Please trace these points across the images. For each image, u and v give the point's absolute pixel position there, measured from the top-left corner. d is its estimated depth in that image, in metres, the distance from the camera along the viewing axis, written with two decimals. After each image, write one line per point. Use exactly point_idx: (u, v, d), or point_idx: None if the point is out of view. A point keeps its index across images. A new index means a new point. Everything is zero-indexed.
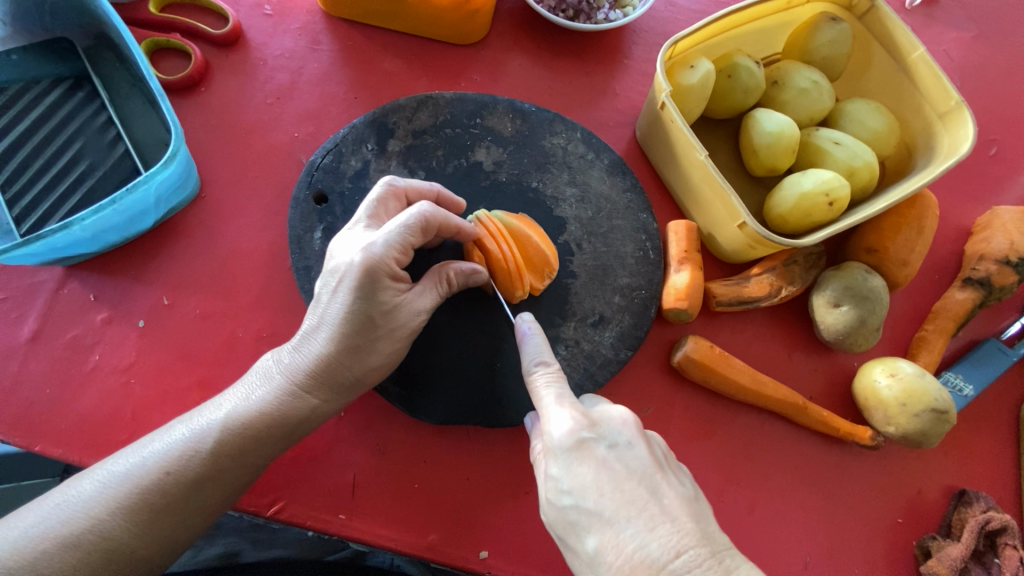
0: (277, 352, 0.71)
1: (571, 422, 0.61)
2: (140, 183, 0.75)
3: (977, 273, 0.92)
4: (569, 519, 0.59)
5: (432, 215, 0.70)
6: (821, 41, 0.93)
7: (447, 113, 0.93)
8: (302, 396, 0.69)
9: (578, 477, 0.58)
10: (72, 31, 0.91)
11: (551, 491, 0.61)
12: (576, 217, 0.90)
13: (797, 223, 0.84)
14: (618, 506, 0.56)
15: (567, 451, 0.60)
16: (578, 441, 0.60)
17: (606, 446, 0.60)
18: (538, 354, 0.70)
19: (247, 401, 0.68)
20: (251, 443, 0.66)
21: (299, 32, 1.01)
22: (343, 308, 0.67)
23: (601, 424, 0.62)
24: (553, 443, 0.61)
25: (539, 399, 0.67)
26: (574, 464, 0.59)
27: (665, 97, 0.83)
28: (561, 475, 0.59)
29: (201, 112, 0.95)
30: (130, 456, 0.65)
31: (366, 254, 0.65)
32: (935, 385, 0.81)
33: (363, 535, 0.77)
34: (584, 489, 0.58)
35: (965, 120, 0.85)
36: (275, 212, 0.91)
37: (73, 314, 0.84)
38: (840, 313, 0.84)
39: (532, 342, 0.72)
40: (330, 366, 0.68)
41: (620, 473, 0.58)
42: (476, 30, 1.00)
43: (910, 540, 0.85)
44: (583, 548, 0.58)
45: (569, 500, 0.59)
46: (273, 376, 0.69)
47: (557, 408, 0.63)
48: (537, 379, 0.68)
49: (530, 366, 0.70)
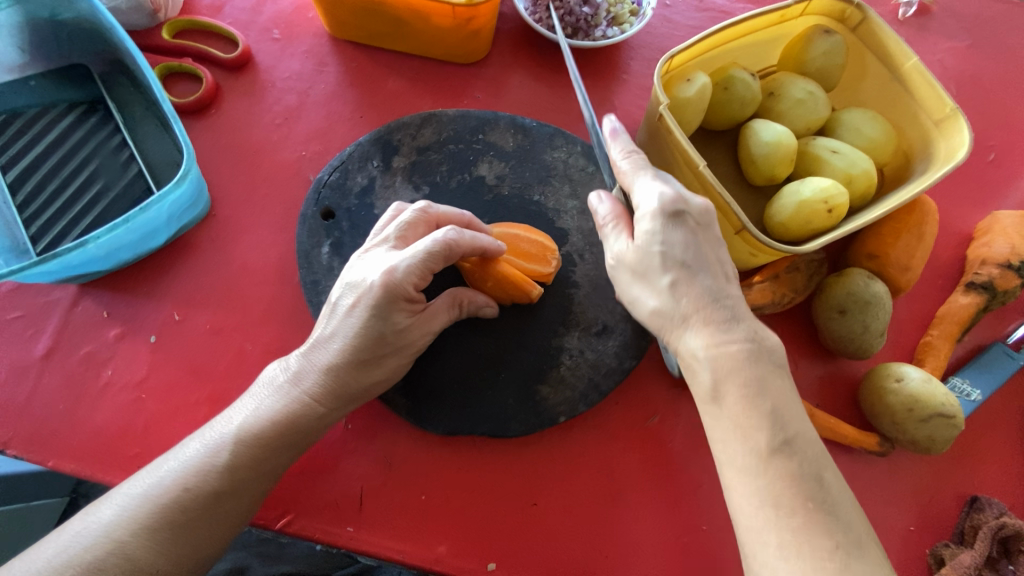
0: (283, 362, 0.73)
1: (672, 193, 0.67)
2: (153, 202, 0.77)
3: (980, 278, 0.92)
4: (653, 261, 0.66)
5: (458, 240, 0.71)
6: (815, 53, 0.95)
7: (451, 130, 0.95)
8: (310, 404, 0.69)
9: (670, 233, 0.66)
10: (89, 58, 0.95)
11: (640, 246, 0.67)
12: (577, 228, 0.92)
13: (797, 230, 0.85)
14: (698, 259, 0.66)
15: (664, 214, 0.66)
16: (677, 207, 0.66)
17: (695, 220, 0.67)
18: (626, 145, 0.74)
19: (257, 412, 0.69)
20: (264, 453, 0.67)
21: (306, 55, 1.04)
22: (353, 321, 0.68)
23: (691, 203, 0.68)
24: (655, 210, 0.66)
25: (630, 179, 0.71)
26: (670, 226, 0.66)
27: (662, 110, 0.85)
28: (654, 232, 0.66)
29: (212, 133, 0.98)
30: (147, 477, 0.65)
31: (386, 275, 0.68)
32: (943, 390, 0.81)
33: (371, 548, 0.77)
34: (675, 239, 0.66)
35: (961, 126, 0.86)
36: (283, 229, 0.93)
37: (87, 331, 0.86)
38: (843, 319, 0.84)
39: (619, 137, 0.75)
40: (338, 377, 0.69)
41: (702, 242, 0.67)
42: (477, 49, 1.03)
43: (923, 548, 0.84)
44: (658, 286, 0.66)
45: (657, 248, 0.66)
46: (280, 386, 0.71)
47: (655, 183, 0.69)
48: (625, 163, 0.73)
49: (620, 155, 0.74)
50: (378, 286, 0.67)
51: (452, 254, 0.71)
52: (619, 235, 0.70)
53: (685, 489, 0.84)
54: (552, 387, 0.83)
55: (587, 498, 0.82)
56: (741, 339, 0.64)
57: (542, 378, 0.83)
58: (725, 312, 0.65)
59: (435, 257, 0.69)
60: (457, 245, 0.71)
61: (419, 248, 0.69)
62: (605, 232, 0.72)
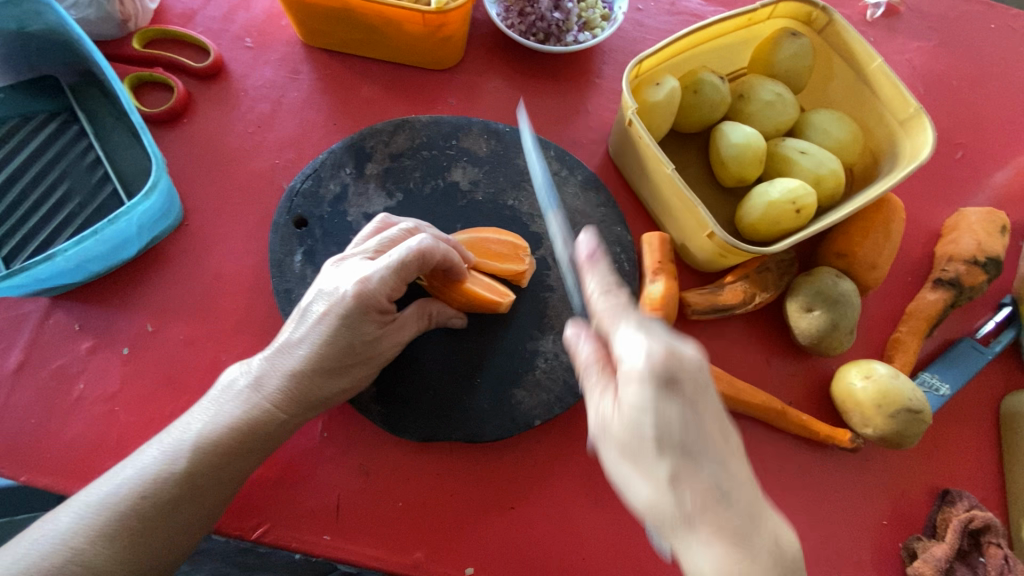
0: (245, 365, 0.73)
1: (664, 349, 0.54)
2: (122, 213, 0.77)
3: (947, 274, 0.93)
4: (644, 441, 0.53)
5: (433, 251, 0.71)
6: (783, 56, 0.97)
7: (424, 136, 0.95)
8: (273, 410, 0.69)
9: (665, 405, 0.53)
10: (59, 69, 0.94)
11: (630, 418, 0.54)
12: (551, 232, 0.92)
13: (767, 230, 0.86)
14: (700, 441, 0.53)
15: (653, 381, 0.53)
16: (671, 369, 0.53)
17: (693, 385, 0.54)
18: (601, 279, 0.63)
19: (216, 418, 0.69)
20: (224, 461, 0.67)
21: (279, 63, 1.04)
22: (321, 329, 0.68)
23: (689, 361, 0.55)
24: (644, 373, 0.53)
25: (613, 324, 0.59)
26: (663, 398, 0.53)
27: (631, 114, 0.86)
28: (644, 405, 0.53)
29: (184, 143, 0.97)
30: (105, 484, 0.65)
31: (360, 286, 0.68)
32: (909, 385, 0.82)
33: (348, 555, 0.78)
34: (670, 416, 0.53)
35: (925, 126, 0.88)
36: (258, 238, 0.93)
37: (58, 344, 0.85)
38: (812, 317, 0.85)
39: (597, 262, 0.64)
40: (303, 385, 0.70)
41: (705, 416, 0.54)
42: (450, 55, 1.03)
43: (896, 542, 0.85)
44: (654, 476, 0.53)
45: (648, 428, 0.53)
46: (241, 390, 0.70)
47: (643, 332, 0.56)
48: (602, 305, 0.61)
49: (596, 291, 0.63)
50: (350, 296, 0.67)
51: (426, 264, 0.71)
52: (605, 395, 0.58)
53: None
54: (527, 390, 0.83)
55: (564, 500, 0.83)
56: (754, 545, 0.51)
57: (517, 381, 0.84)
58: (734, 509, 0.52)
59: (409, 269, 0.69)
60: (432, 257, 0.71)
61: (394, 260, 0.69)
62: (589, 387, 0.60)
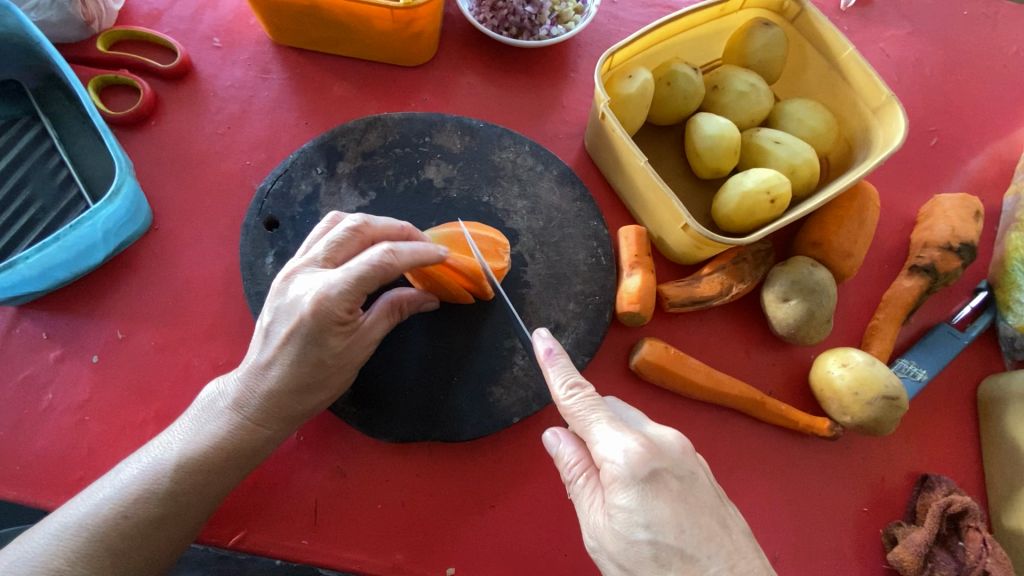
0: (221, 384, 0.71)
1: (639, 451, 0.57)
2: (84, 218, 0.76)
3: (922, 260, 0.94)
4: (641, 554, 0.56)
5: (394, 261, 0.68)
6: (756, 46, 0.97)
7: (397, 134, 0.94)
8: (254, 428, 0.69)
9: (653, 510, 0.56)
10: (20, 73, 0.92)
11: (623, 528, 0.57)
12: (527, 227, 0.91)
13: (742, 221, 0.86)
14: (697, 543, 0.56)
15: (638, 482, 0.56)
16: (649, 471, 0.56)
17: (676, 478, 0.58)
18: (568, 375, 0.65)
19: (196, 437, 0.68)
20: (208, 477, 0.67)
21: (248, 63, 1.02)
22: (288, 348, 0.67)
23: (666, 454, 0.59)
24: (626, 474, 0.56)
25: (584, 426, 0.62)
26: (650, 497, 0.56)
27: (604, 107, 0.85)
28: (636, 507, 0.56)
29: (153, 146, 0.96)
30: (82, 504, 0.63)
31: (317, 301, 0.64)
32: (886, 372, 0.83)
33: (328, 559, 0.77)
34: (661, 523, 0.55)
35: (897, 113, 0.88)
36: (230, 241, 0.92)
37: (26, 354, 0.83)
38: (789, 307, 0.85)
39: (556, 363, 0.67)
40: (279, 400, 0.69)
41: (695, 509, 0.57)
42: (422, 51, 1.02)
43: (877, 529, 0.85)
44: None
45: (641, 533, 0.56)
46: (221, 411, 0.69)
47: (616, 435, 0.59)
48: (573, 405, 0.63)
49: (562, 389, 0.64)
50: (309, 312, 0.64)
51: (388, 276, 0.68)
52: (595, 501, 0.60)
53: None
54: (505, 387, 0.83)
55: (545, 496, 0.82)
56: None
57: (495, 379, 0.83)
58: None
59: (369, 280, 0.66)
60: (393, 266, 0.68)
61: (351, 272, 0.65)
62: (577, 496, 0.63)
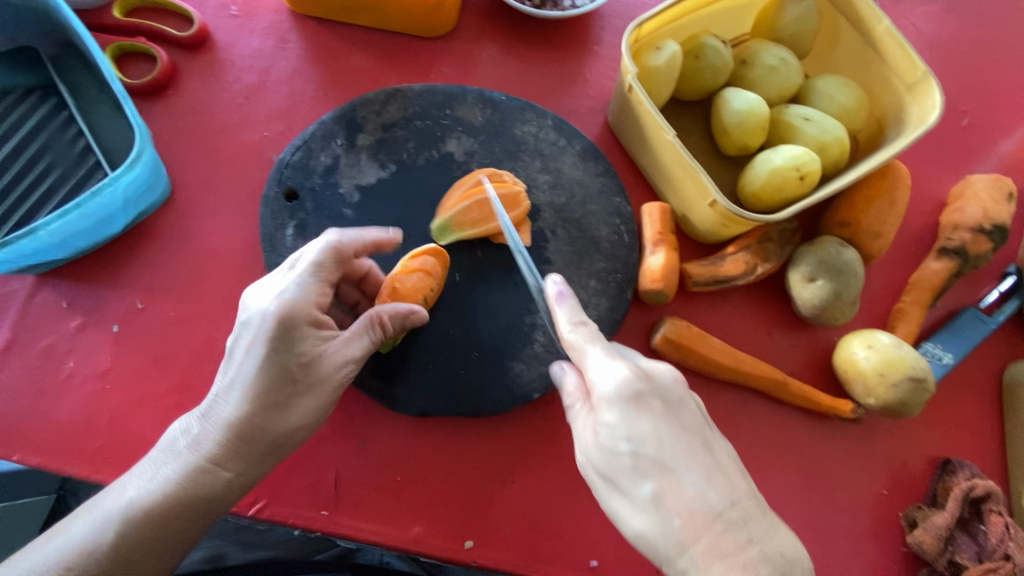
0: (184, 422, 0.68)
1: (628, 374, 0.60)
2: (105, 185, 0.75)
3: (953, 243, 0.92)
4: (622, 466, 0.58)
5: (344, 246, 0.71)
6: (787, 19, 0.94)
7: (417, 106, 0.92)
8: (210, 464, 0.65)
9: (635, 425, 0.58)
10: (36, 39, 0.90)
11: (607, 442, 0.59)
12: (549, 203, 0.90)
13: (770, 199, 0.84)
14: (677, 457, 0.58)
15: (622, 400, 0.59)
16: (634, 392, 0.59)
17: (661, 401, 0.60)
18: (573, 312, 0.66)
19: (152, 484, 0.64)
20: (162, 529, 0.63)
21: (265, 32, 1.00)
22: (252, 359, 0.65)
23: (655, 378, 0.61)
24: (613, 395, 0.59)
25: (580, 356, 0.64)
26: (633, 413, 0.58)
27: (631, 79, 0.83)
28: (619, 422, 0.58)
29: (170, 116, 0.94)
30: (31, 558, 0.61)
31: (279, 301, 0.66)
32: (913, 354, 0.81)
33: (347, 531, 0.77)
34: (643, 437, 0.58)
35: (932, 90, 0.85)
36: (248, 214, 0.91)
37: (46, 322, 0.83)
38: (815, 287, 0.84)
39: (565, 302, 0.67)
40: (242, 431, 0.65)
41: (678, 427, 0.59)
42: (443, 22, 0.99)
43: (897, 512, 0.85)
44: (637, 495, 0.58)
45: (624, 447, 0.58)
46: (180, 451, 0.66)
47: (609, 361, 0.61)
48: (569, 335, 0.65)
49: (564, 324, 0.65)
50: (272, 314, 0.65)
51: (340, 261, 0.71)
52: (584, 420, 0.63)
53: None
54: (525, 363, 0.82)
55: (564, 473, 0.82)
56: (746, 546, 0.55)
57: (515, 353, 0.82)
58: (726, 522, 0.56)
59: (327, 265, 0.70)
60: (344, 252, 0.71)
61: (307, 266, 0.69)
62: (571, 418, 0.64)
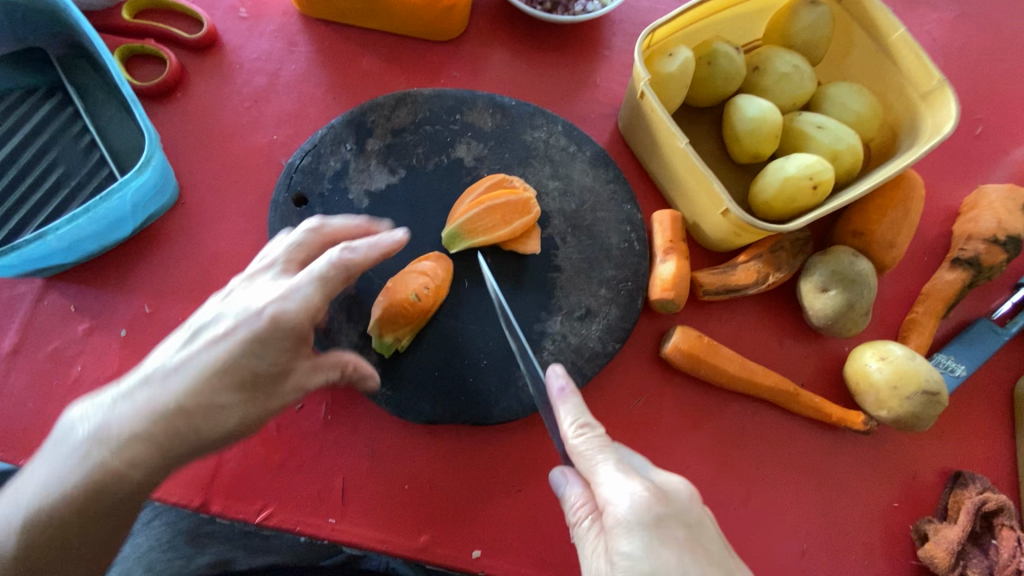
0: (103, 401, 0.59)
1: (646, 496, 0.57)
2: (114, 190, 0.74)
3: (966, 253, 0.91)
4: None
5: (356, 262, 0.65)
6: (801, 25, 0.93)
7: (426, 111, 0.92)
8: (128, 459, 0.56)
9: (657, 557, 0.55)
10: (45, 40, 0.89)
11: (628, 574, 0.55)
12: (559, 210, 0.89)
13: (782, 208, 0.84)
14: None
15: (641, 526, 0.56)
16: (653, 517, 0.56)
17: (681, 526, 0.57)
18: (579, 415, 0.64)
19: (61, 474, 0.56)
20: (73, 520, 0.57)
21: (275, 34, 1.00)
22: (215, 356, 0.58)
23: (672, 499, 0.58)
24: (631, 520, 0.56)
25: (591, 468, 0.61)
26: (653, 543, 0.55)
27: (644, 86, 0.82)
28: (639, 552, 0.55)
29: (179, 118, 0.94)
30: None
31: (278, 306, 0.59)
32: (926, 366, 0.80)
33: (354, 539, 0.77)
34: (666, 570, 0.54)
35: (948, 99, 0.84)
36: (256, 218, 0.90)
37: (54, 325, 0.83)
38: (828, 298, 0.83)
39: (567, 403, 0.65)
40: (169, 427, 0.56)
41: (702, 556, 0.56)
42: (453, 26, 0.99)
43: (907, 525, 0.84)
44: None
45: None
46: (90, 437, 0.57)
47: (622, 479, 0.59)
48: (579, 444, 0.63)
49: (572, 429, 0.64)
50: (265, 316, 0.59)
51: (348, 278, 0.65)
52: (597, 544, 0.59)
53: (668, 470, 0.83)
54: (534, 372, 0.81)
55: None
56: None
57: None
58: None
59: (333, 283, 0.63)
60: (353, 267, 0.65)
61: (315, 273, 0.63)
62: (581, 538, 0.61)
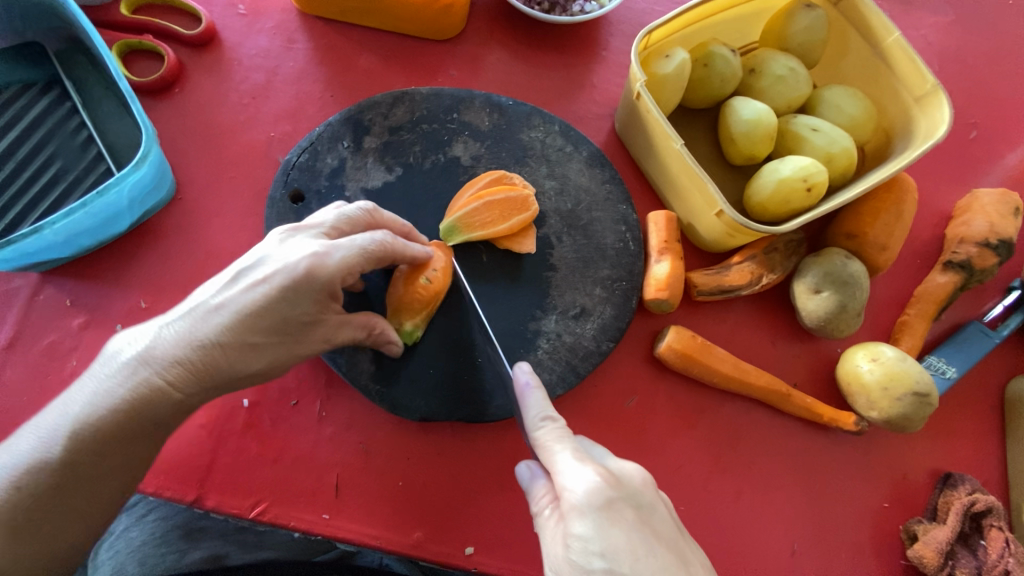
0: (142, 330, 0.59)
1: (599, 480, 0.58)
2: (111, 185, 0.74)
3: (958, 256, 0.92)
4: None
5: (393, 245, 0.69)
6: (797, 28, 0.93)
7: (424, 109, 0.92)
8: (164, 390, 0.57)
9: (609, 539, 0.55)
10: (43, 35, 0.89)
11: (581, 555, 0.56)
12: (555, 209, 0.90)
13: (776, 209, 0.84)
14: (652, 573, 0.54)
15: (594, 509, 0.56)
16: (605, 500, 0.57)
17: (632, 508, 0.58)
18: (541, 408, 0.66)
19: (97, 398, 0.56)
20: (102, 447, 0.57)
21: (273, 31, 1.00)
22: (253, 297, 0.58)
23: (626, 483, 0.60)
24: (583, 503, 0.57)
25: (549, 457, 0.63)
26: (605, 524, 0.56)
27: (640, 87, 0.83)
28: (590, 533, 0.56)
29: (177, 114, 0.94)
30: None
31: (316, 261, 0.60)
32: (917, 368, 0.81)
33: (348, 535, 0.77)
34: (616, 551, 0.55)
35: (942, 103, 0.85)
36: (253, 214, 0.90)
37: (50, 320, 0.83)
38: (820, 299, 0.84)
39: (532, 396, 0.67)
40: (207, 362, 0.57)
41: (650, 538, 0.57)
42: (451, 25, 0.99)
43: (897, 525, 0.85)
44: None
45: (597, 563, 0.55)
46: (128, 363, 0.57)
47: (578, 465, 0.60)
48: (540, 435, 0.64)
49: (534, 421, 0.66)
50: (301, 268, 0.59)
51: (385, 255, 0.68)
52: (556, 528, 0.60)
53: (661, 468, 0.84)
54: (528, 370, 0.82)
55: None
56: None
57: (519, 360, 0.82)
58: None
59: (373, 256, 0.66)
60: (391, 250, 0.69)
61: (357, 242, 0.65)
62: (541, 526, 0.62)
